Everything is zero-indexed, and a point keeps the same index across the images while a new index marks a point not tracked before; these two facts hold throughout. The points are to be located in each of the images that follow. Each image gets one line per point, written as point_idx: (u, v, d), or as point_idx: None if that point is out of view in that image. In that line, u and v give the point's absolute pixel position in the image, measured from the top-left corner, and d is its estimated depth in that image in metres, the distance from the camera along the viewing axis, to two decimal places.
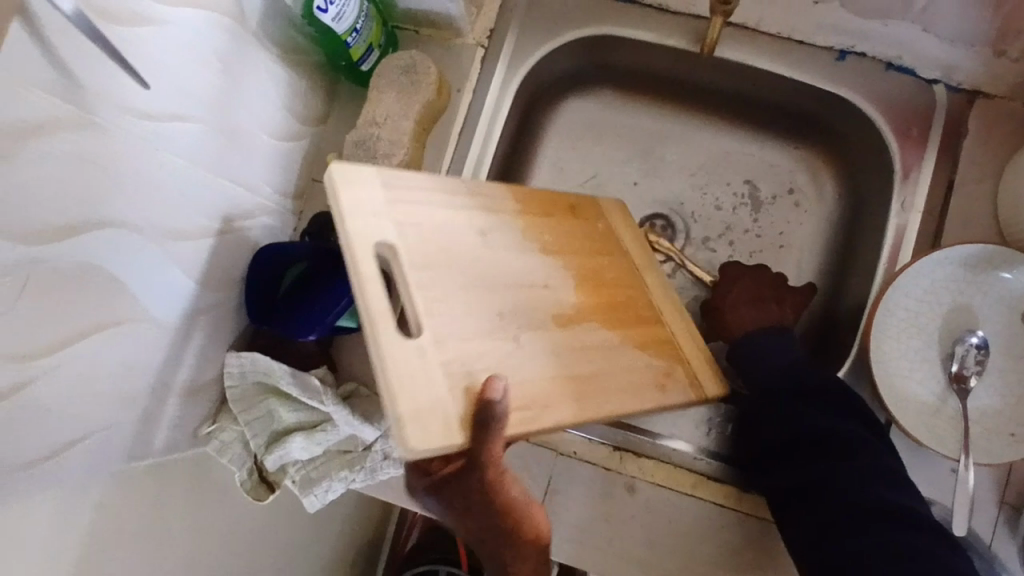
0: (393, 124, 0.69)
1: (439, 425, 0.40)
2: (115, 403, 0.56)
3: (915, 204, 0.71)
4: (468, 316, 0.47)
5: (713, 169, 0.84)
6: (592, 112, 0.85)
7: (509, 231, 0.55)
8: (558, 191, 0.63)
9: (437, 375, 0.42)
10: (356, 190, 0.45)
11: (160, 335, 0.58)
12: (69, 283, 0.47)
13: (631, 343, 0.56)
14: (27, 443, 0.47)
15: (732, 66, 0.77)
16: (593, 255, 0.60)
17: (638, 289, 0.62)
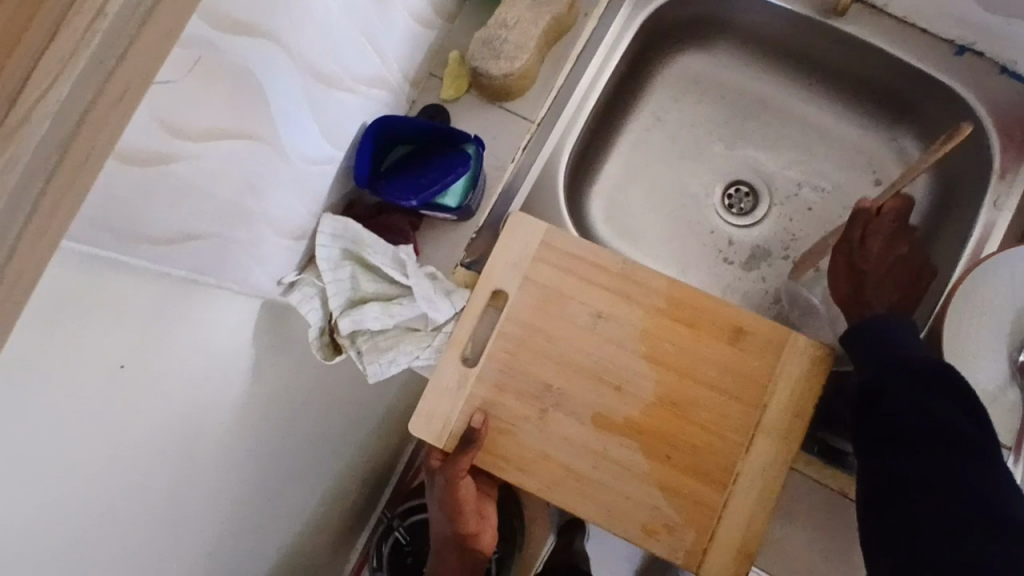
0: (521, 30, 0.72)
1: (439, 423, 0.72)
2: (232, 215, 0.59)
3: (1007, 204, 0.72)
4: (527, 380, 0.72)
5: (802, 147, 0.87)
6: (698, 68, 0.89)
7: (626, 327, 0.72)
8: (733, 311, 0.71)
9: (460, 404, 0.72)
10: (503, 247, 0.73)
11: (279, 168, 0.62)
12: (228, 77, 0.51)
13: (657, 482, 0.69)
14: (160, 217, 0.51)
15: (849, 44, 0.79)
16: (703, 388, 0.70)
17: (740, 439, 0.69)
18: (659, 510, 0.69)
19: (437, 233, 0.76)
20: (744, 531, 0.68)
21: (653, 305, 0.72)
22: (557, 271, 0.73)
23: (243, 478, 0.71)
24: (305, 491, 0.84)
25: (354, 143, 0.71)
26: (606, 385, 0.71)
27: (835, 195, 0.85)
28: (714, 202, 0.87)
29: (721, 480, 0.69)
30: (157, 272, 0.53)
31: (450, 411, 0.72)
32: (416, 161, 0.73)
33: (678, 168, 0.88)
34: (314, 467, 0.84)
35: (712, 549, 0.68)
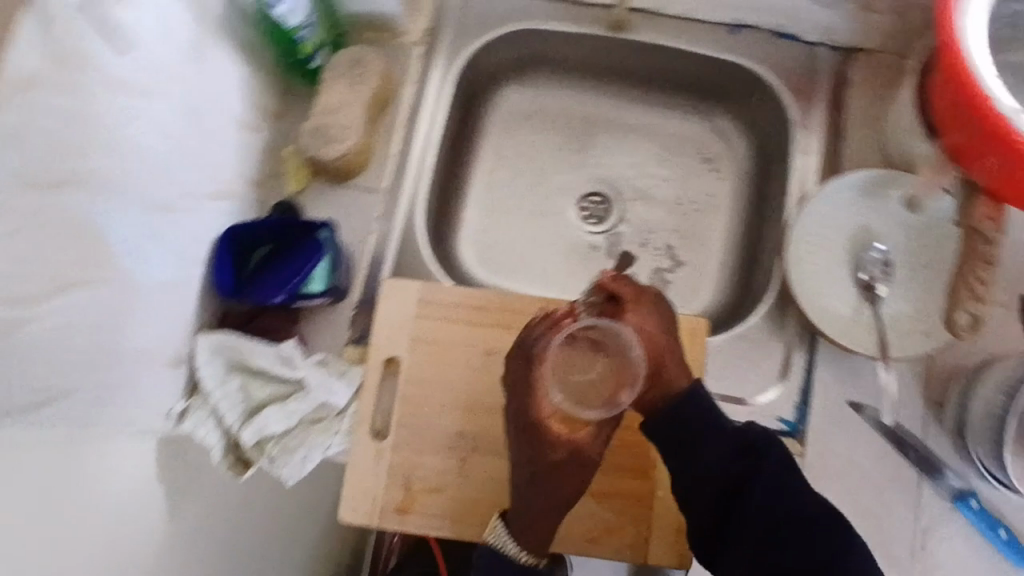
0: (344, 111, 0.76)
1: (368, 502, 0.71)
2: (103, 360, 0.59)
3: (813, 147, 0.81)
4: (439, 434, 0.73)
5: (637, 146, 0.94)
6: (525, 102, 0.94)
7: None
8: None
9: (383, 477, 0.72)
10: (385, 312, 0.75)
11: (133, 303, 0.62)
12: (57, 230, 0.52)
13: (588, 491, 0.72)
14: (21, 382, 0.50)
15: (644, 48, 0.87)
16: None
17: (646, 426, 0.73)
18: (596, 515, 0.71)
19: (318, 320, 0.77)
20: (676, 509, 0.71)
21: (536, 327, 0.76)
22: (442, 321, 0.75)
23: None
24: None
25: (210, 259, 0.72)
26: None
27: (676, 181, 0.93)
28: (573, 218, 0.92)
29: (640, 469, 0.72)
30: (37, 436, 0.52)
31: (376, 487, 0.72)
32: (274, 259, 0.74)
33: (533, 195, 0.93)
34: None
35: (653, 536, 0.71)
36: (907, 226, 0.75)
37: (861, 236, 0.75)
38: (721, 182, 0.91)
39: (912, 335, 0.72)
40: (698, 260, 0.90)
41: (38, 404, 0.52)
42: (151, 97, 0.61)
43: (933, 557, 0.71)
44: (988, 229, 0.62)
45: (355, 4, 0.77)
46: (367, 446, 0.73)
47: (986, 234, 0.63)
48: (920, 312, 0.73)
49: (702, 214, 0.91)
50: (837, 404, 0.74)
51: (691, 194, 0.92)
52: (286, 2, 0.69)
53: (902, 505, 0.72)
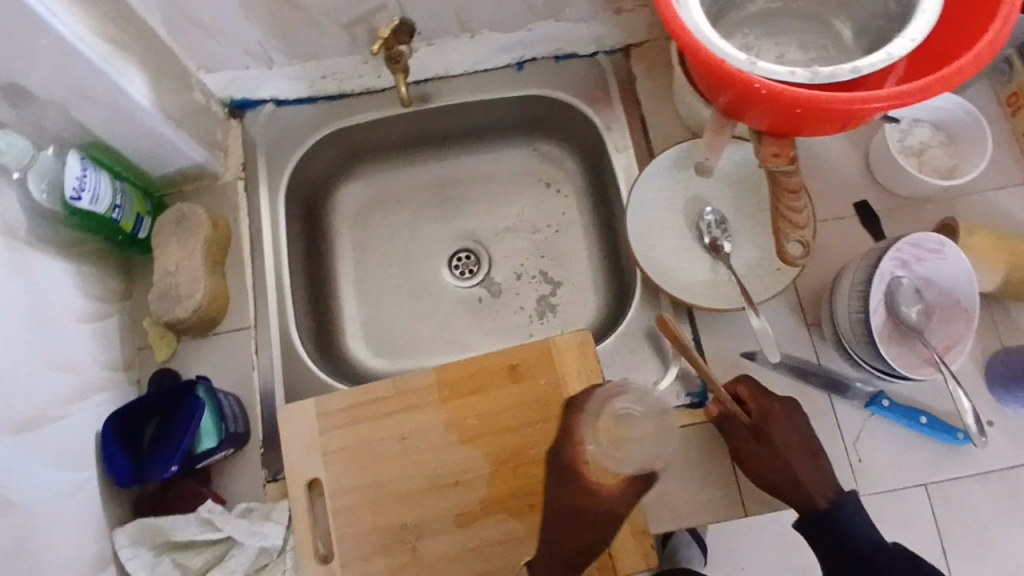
0: (185, 268, 0.79)
1: None
2: None
3: (625, 143, 0.87)
4: (381, 533, 0.73)
5: (482, 194, 0.98)
6: (364, 193, 0.97)
7: (430, 430, 0.76)
8: (499, 355, 0.77)
9: None
10: (289, 437, 0.75)
11: (33, 520, 0.62)
12: None
13: (539, 532, 0.73)
14: None
15: (448, 109, 0.92)
16: (516, 432, 0.75)
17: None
18: None
19: (230, 470, 0.77)
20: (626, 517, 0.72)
21: (435, 398, 0.76)
22: (346, 426, 0.76)
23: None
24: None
25: (98, 452, 0.73)
26: (445, 486, 0.74)
27: (528, 212, 0.97)
28: (448, 279, 0.95)
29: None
30: None
31: None
32: (164, 429, 0.74)
33: (403, 272, 0.95)
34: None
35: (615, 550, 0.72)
36: (727, 181, 0.81)
37: (692, 204, 0.80)
38: (565, 198, 0.96)
39: (768, 275, 0.77)
40: (574, 275, 0.94)
41: None
42: None
43: (871, 465, 0.74)
44: (776, 165, 0.66)
45: (162, 166, 0.81)
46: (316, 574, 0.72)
47: (779, 170, 0.66)
48: (767, 252, 0.78)
49: (561, 233, 0.96)
50: (733, 360, 0.77)
51: (544, 219, 0.96)
52: (88, 193, 0.71)
53: (826, 429, 0.75)
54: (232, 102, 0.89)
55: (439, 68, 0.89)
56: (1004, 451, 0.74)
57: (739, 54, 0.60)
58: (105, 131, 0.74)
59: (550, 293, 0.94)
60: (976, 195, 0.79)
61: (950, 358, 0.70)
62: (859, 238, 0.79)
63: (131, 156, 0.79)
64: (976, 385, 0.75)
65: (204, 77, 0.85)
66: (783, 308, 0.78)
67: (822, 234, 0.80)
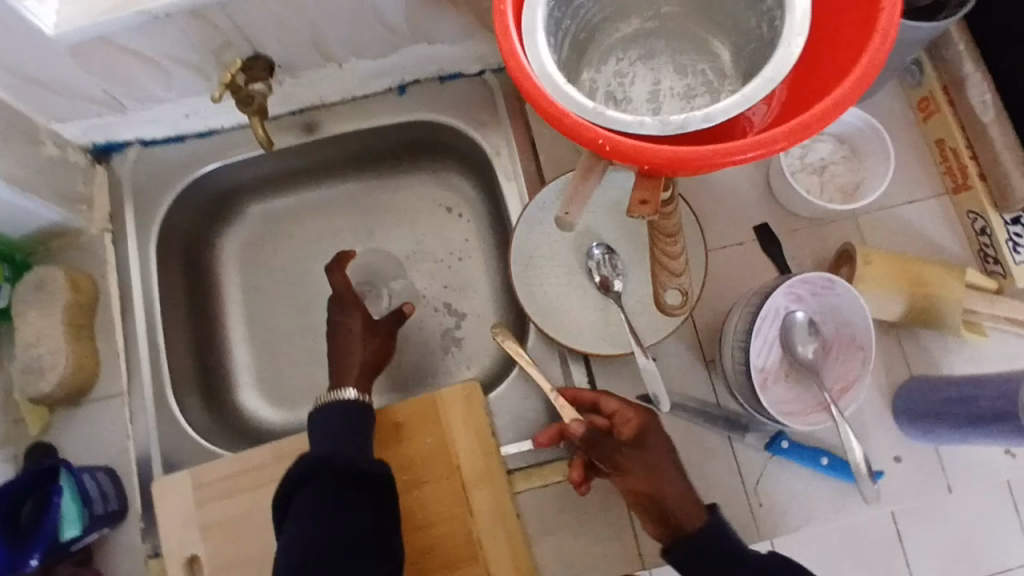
0: (47, 338, 0.75)
1: None
2: None
3: (514, 169, 0.81)
4: None
5: (379, 224, 0.92)
6: (253, 231, 0.92)
7: None
8: (382, 413, 0.74)
9: None
10: (165, 510, 0.72)
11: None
12: None
13: None
14: None
15: (330, 141, 0.86)
16: (402, 494, 0.72)
17: (458, 508, 0.71)
18: None
19: (111, 545, 0.75)
20: None
21: None
22: (224, 497, 0.72)
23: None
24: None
25: None
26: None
27: (427, 241, 0.92)
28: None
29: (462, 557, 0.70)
30: None
31: None
32: (36, 512, 0.70)
33: (298, 311, 0.90)
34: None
35: None
36: (617, 211, 0.75)
37: (580, 238, 0.75)
38: (465, 224, 0.91)
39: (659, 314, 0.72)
40: (478, 306, 0.89)
41: None
42: None
43: (772, 508, 0.70)
44: (658, 224, 0.60)
45: (17, 228, 0.76)
46: None
47: (661, 228, 0.61)
48: None
49: (463, 261, 0.90)
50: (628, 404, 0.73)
51: (445, 247, 0.91)
52: None
53: (726, 473, 0.71)
54: (95, 147, 0.83)
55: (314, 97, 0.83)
56: (912, 487, 0.70)
57: (560, 84, 0.53)
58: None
59: (452, 325, 0.89)
60: (882, 211, 0.74)
61: (845, 400, 0.65)
62: (758, 264, 0.74)
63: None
64: (882, 419, 0.71)
65: (56, 128, 0.78)
66: (679, 346, 0.73)
67: (719, 261, 0.75)
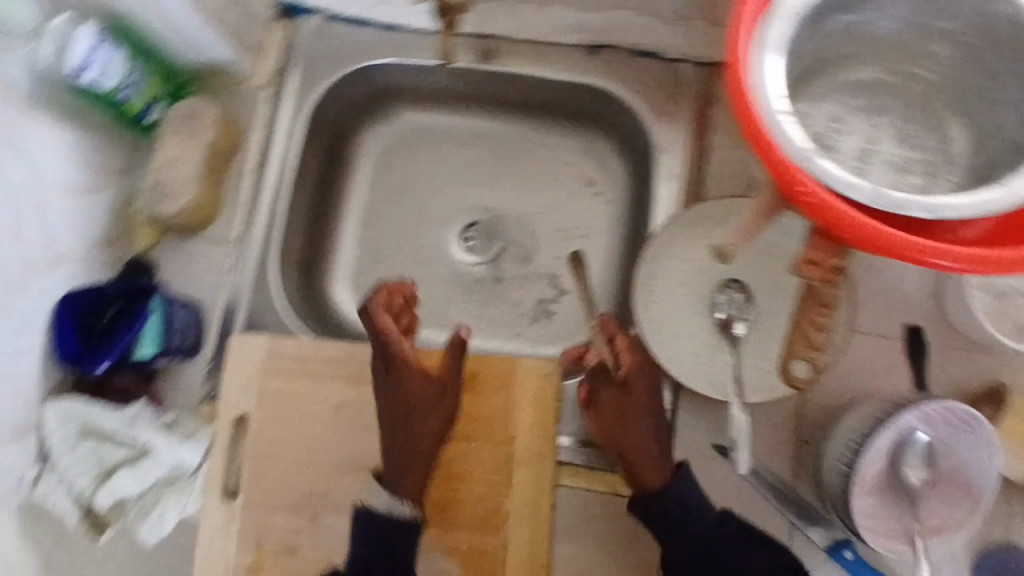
0: (179, 166, 0.76)
1: (220, 565, 0.71)
2: None
3: (673, 171, 0.76)
4: (288, 492, 0.72)
5: (517, 172, 0.90)
6: (396, 136, 0.91)
7: (366, 408, 0.73)
8: None
9: (233, 540, 0.71)
10: (233, 366, 0.74)
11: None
12: None
13: (438, 547, 0.70)
14: None
15: (503, 76, 0.84)
16: (450, 442, 0.71)
17: (499, 477, 0.70)
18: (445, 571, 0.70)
19: (174, 377, 0.78)
20: (527, 565, 0.69)
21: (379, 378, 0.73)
22: (288, 377, 0.74)
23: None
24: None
25: (49, 326, 0.73)
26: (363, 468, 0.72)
27: (558, 207, 0.89)
28: (454, 254, 0.89)
29: (485, 523, 0.70)
30: None
31: (223, 551, 0.71)
32: (119, 320, 0.74)
33: (412, 226, 0.90)
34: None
35: None
36: (765, 254, 0.70)
37: (716, 265, 0.71)
38: (601, 205, 0.88)
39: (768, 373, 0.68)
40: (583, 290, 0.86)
41: None
42: None
43: None
44: (817, 289, 0.55)
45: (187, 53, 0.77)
46: (216, 506, 0.72)
47: (817, 293, 0.56)
48: (778, 346, 0.68)
49: (585, 239, 0.87)
50: (701, 448, 0.70)
51: (573, 219, 0.88)
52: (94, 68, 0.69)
53: None
54: (283, 4, 0.83)
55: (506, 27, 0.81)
56: None
57: (774, 102, 0.47)
58: (123, 7, 0.70)
59: (550, 298, 0.87)
60: None
61: (933, 541, 0.61)
62: (893, 364, 0.68)
63: (156, 38, 0.75)
64: (958, 568, 0.65)
65: None
66: (775, 411, 0.69)
67: (853, 345, 0.69)
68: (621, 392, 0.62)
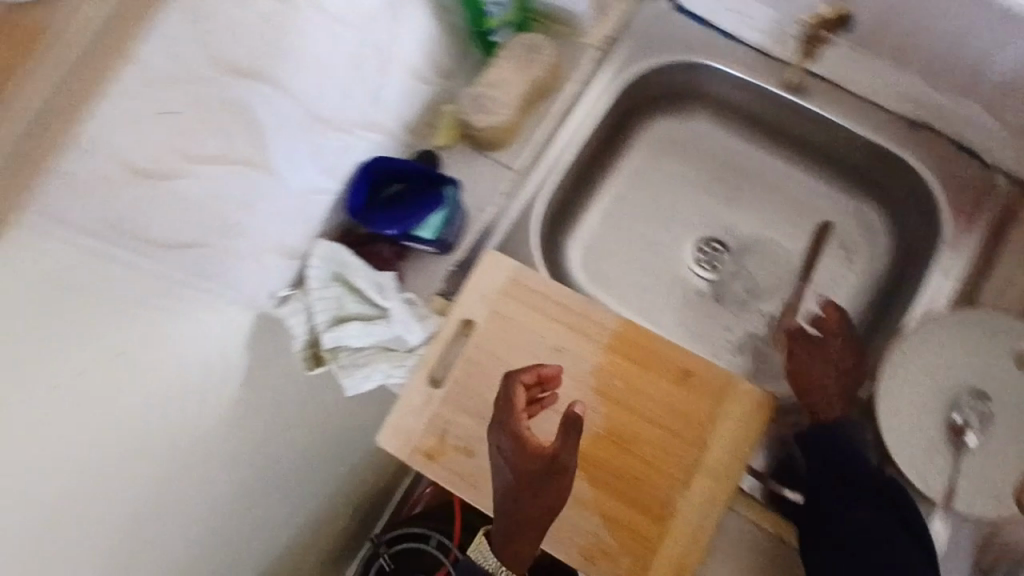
0: (505, 88, 0.81)
1: (405, 437, 0.77)
2: (225, 228, 0.65)
3: (954, 270, 0.76)
4: (484, 403, 0.78)
5: (776, 210, 0.92)
6: (677, 134, 0.95)
7: (582, 362, 0.77)
8: (683, 353, 0.76)
9: (424, 422, 0.78)
10: (480, 276, 0.80)
11: (267, 188, 0.68)
12: (229, 109, 0.60)
13: (598, 510, 0.72)
14: (155, 224, 0.58)
15: (814, 118, 0.85)
16: (644, 422, 0.74)
17: (677, 473, 0.72)
18: (597, 534, 0.72)
19: (417, 263, 0.83)
20: (676, 563, 0.71)
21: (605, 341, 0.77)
22: (525, 305, 0.79)
23: (216, 494, 0.79)
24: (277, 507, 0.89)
25: (348, 179, 0.78)
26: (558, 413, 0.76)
27: (805, 256, 0.90)
28: (691, 273, 0.91)
29: (650, 509, 0.72)
30: (144, 271, 0.58)
31: (412, 428, 0.78)
32: (406, 198, 0.81)
33: (660, 220, 0.93)
34: (289, 481, 0.90)
35: None
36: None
37: (969, 374, 0.71)
38: (846, 270, 0.88)
39: (984, 494, 0.68)
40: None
41: (167, 245, 0.60)
42: (347, 23, 0.68)
43: None
44: None
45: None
46: (420, 387, 0.78)
47: None
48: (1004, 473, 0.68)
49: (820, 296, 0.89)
50: None
51: (815, 273, 0.89)
52: None
53: None
54: None
55: (840, 73, 0.82)
56: None
57: None
58: None
59: (763, 336, 0.88)
60: None
61: None
62: None
63: None
64: None
65: None
66: (971, 530, 0.69)
67: None
68: (817, 343, 0.80)
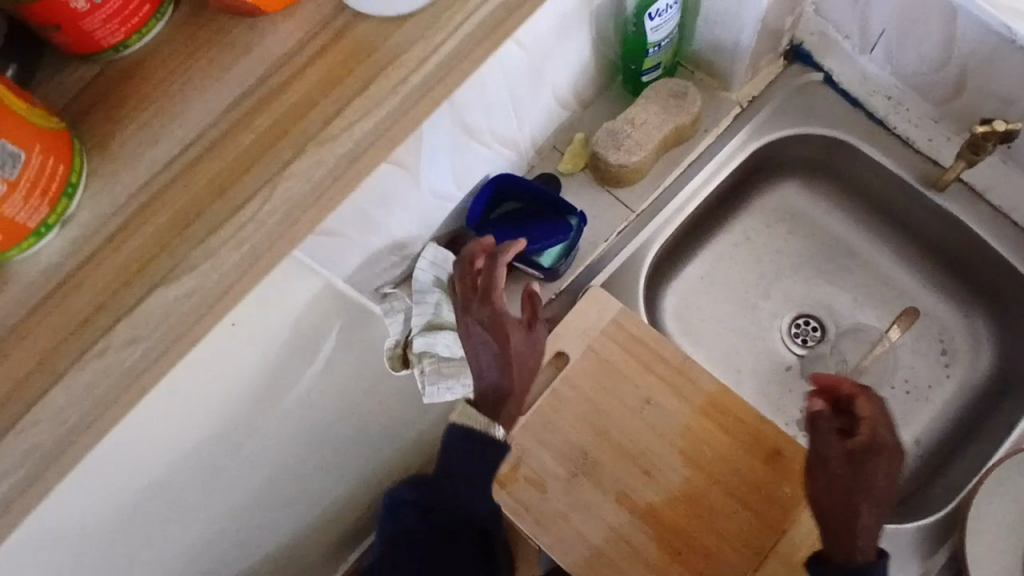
0: (646, 129, 0.79)
1: None
2: (376, 230, 0.67)
3: None
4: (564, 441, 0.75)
5: (882, 302, 0.88)
6: (796, 203, 0.91)
7: (671, 420, 0.75)
8: (776, 433, 0.74)
9: (500, 447, 0.76)
10: (583, 312, 0.78)
11: (414, 197, 0.68)
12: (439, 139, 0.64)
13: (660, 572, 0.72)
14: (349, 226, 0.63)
15: (946, 219, 0.81)
16: (726, 497, 0.73)
17: (748, 553, 0.72)
18: None
19: (519, 285, 0.82)
20: None
21: (697, 404, 0.75)
22: (623, 350, 0.77)
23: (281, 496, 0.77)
24: (332, 506, 0.87)
25: (474, 189, 0.77)
26: (637, 467, 0.74)
27: (903, 356, 0.87)
28: (783, 345, 0.88)
29: None
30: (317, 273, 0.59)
31: None
32: (524, 218, 0.79)
33: (761, 287, 0.90)
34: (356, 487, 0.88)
35: None
36: None
37: None
38: (944, 378, 0.85)
39: None
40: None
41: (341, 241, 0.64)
42: (540, 65, 0.69)
43: None
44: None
45: (710, 44, 0.79)
46: None
47: None
48: None
49: (911, 401, 0.85)
50: None
51: (910, 375, 0.86)
52: (659, 19, 0.71)
53: None
54: (797, 46, 0.83)
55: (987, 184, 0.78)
56: None
57: None
58: None
59: None
60: None
61: None
62: None
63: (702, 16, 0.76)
64: None
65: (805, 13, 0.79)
66: None
67: None
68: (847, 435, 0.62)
